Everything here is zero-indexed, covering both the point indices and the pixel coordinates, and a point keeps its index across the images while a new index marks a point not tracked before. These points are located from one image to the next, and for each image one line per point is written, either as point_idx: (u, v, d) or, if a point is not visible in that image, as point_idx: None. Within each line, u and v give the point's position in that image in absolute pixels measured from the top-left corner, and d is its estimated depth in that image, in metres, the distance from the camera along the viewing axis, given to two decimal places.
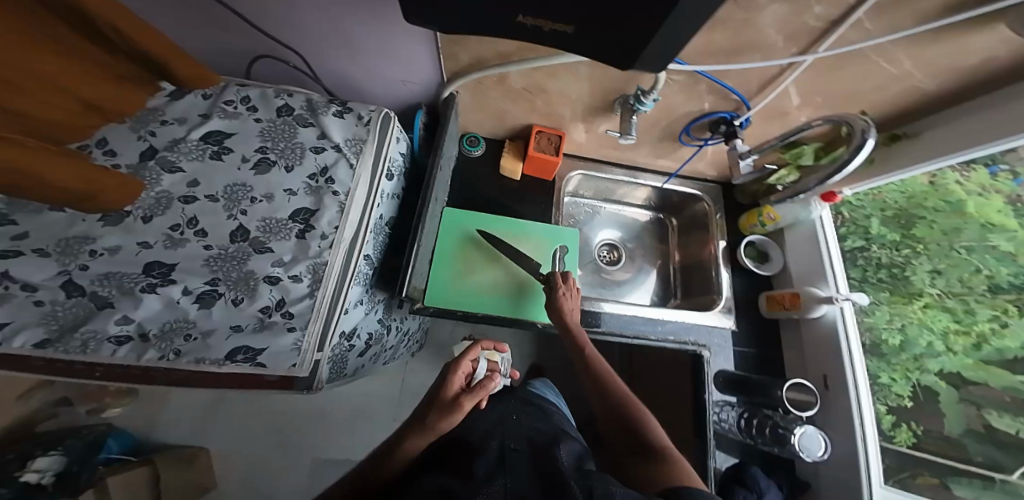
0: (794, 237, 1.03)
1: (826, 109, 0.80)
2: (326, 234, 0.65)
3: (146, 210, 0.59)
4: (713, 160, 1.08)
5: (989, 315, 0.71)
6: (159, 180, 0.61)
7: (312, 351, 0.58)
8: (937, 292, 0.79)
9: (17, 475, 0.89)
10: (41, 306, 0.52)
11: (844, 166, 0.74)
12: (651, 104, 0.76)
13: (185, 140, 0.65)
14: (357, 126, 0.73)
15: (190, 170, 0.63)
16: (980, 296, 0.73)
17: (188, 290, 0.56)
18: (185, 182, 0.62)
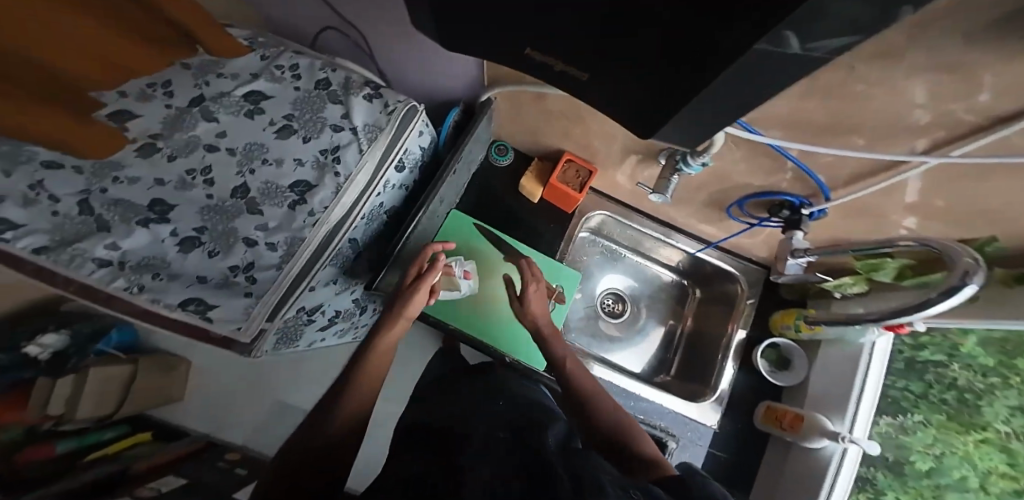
0: (829, 356, 0.92)
1: (934, 231, 0.62)
2: (314, 212, 0.66)
3: (175, 151, 0.64)
4: (764, 241, 0.94)
5: None
6: (193, 128, 0.65)
7: (260, 320, 0.61)
8: (1004, 430, 0.77)
9: (22, 345, 1.09)
10: (56, 216, 0.58)
11: (930, 303, 0.57)
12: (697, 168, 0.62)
13: (230, 94, 0.67)
14: (381, 113, 0.71)
15: (223, 121, 0.66)
16: None
17: (176, 232, 0.62)
18: (216, 132, 0.66)
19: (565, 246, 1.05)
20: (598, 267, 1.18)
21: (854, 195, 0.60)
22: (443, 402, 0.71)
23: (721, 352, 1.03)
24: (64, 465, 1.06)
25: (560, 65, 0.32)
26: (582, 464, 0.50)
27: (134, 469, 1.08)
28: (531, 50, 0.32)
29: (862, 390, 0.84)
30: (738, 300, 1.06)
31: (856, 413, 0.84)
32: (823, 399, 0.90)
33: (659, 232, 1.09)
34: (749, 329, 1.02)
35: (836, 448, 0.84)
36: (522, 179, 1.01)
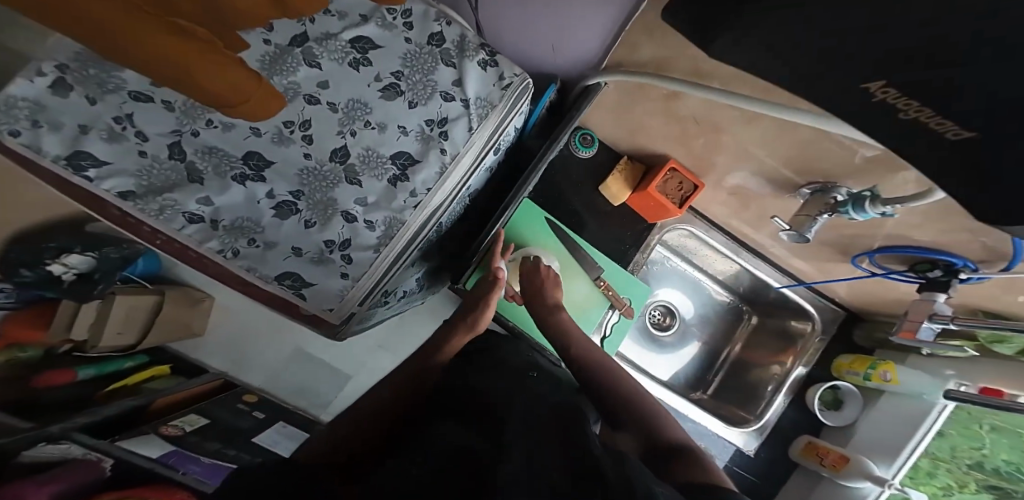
0: (891, 407, 0.90)
1: None
2: (415, 193, 0.59)
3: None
4: (861, 288, 0.89)
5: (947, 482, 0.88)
6: (295, 70, 0.51)
7: (353, 304, 0.61)
8: (932, 455, 0.87)
9: (45, 263, 0.96)
10: (143, 157, 0.50)
11: None
12: (871, 215, 0.61)
13: (336, 37, 0.52)
14: (495, 86, 0.60)
15: (326, 70, 0.53)
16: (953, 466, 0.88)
17: (272, 194, 0.55)
18: (317, 81, 0.52)
19: (638, 257, 1.02)
20: (656, 278, 1.14)
21: None
22: (482, 366, 0.71)
23: (774, 384, 1.03)
24: (81, 391, 1.01)
25: (922, 116, 0.21)
26: (628, 468, 0.46)
27: (154, 405, 1.04)
28: (876, 86, 0.21)
29: (916, 448, 0.83)
30: (799, 338, 1.04)
31: (905, 463, 0.83)
32: (870, 445, 0.89)
33: (726, 247, 1.03)
34: (808, 368, 1.01)
35: (873, 489, 0.84)
36: (608, 180, 0.94)
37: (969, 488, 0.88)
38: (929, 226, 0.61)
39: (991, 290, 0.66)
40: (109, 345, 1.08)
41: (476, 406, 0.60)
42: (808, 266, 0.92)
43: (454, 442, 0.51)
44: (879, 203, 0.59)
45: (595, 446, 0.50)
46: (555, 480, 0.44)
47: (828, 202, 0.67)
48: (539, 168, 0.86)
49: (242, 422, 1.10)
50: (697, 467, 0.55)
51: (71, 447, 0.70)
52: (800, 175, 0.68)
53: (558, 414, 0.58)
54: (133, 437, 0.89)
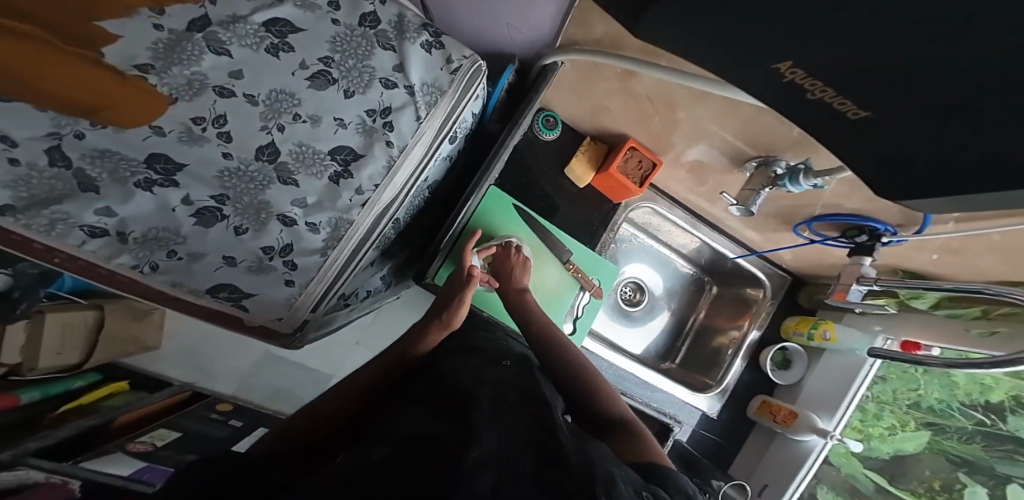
0: (831, 362, 0.98)
1: (998, 274, 0.65)
2: (362, 190, 0.55)
3: (174, 89, 0.42)
4: (804, 255, 0.94)
5: (892, 425, 0.99)
6: (198, 60, 0.42)
7: (305, 310, 0.60)
8: (874, 399, 0.97)
9: None
10: (16, 166, 0.38)
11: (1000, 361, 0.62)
12: (804, 188, 0.64)
13: (246, 19, 0.44)
14: (442, 70, 0.57)
15: (240, 58, 0.44)
16: (899, 408, 0.97)
17: (189, 199, 0.46)
18: (229, 72, 0.44)
19: (606, 237, 1.03)
20: (623, 256, 1.15)
21: (951, 233, 0.59)
22: (453, 351, 0.70)
23: (732, 349, 1.09)
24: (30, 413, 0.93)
25: (826, 97, 0.24)
26: (590, 452, 0.49)
27: (115, 423, 0.99)
28: (785, 67, 0.23)
29: (853, 398, 0.92)
30: (753, 303, 1.10)
31: (844, 416, 0.92)
32: (813, 398, 0.98)
33: (686, 223, 1.06)
34: (762, 330, 1.08)
35: (819, 441, 0.93)
36: (572, 162, 0.94)
37: (910, 426, 0.98)
38: (862, 196, 0.64)
39: (911, 251, 0.71)
40: (49, 366, 0.99)
41: (438, 395, 0.58)
42: (759, 236, 0.96)
43: (418, 430, 0.50)
44: (812, 176, 0.62)
45: (563, 433, 0.51)
46: (520, 469, 0.44)
47: (769, 176, 0.70)
48: (501, 153, 0.82)
49: (216, 430, 1.05)
50: (640, 441, 0.61)
51: (29, 472, 0.65)
52: (752, 148, 0.68)
53: (526, 398, 0.59)
54: (96, 457, 0.84)
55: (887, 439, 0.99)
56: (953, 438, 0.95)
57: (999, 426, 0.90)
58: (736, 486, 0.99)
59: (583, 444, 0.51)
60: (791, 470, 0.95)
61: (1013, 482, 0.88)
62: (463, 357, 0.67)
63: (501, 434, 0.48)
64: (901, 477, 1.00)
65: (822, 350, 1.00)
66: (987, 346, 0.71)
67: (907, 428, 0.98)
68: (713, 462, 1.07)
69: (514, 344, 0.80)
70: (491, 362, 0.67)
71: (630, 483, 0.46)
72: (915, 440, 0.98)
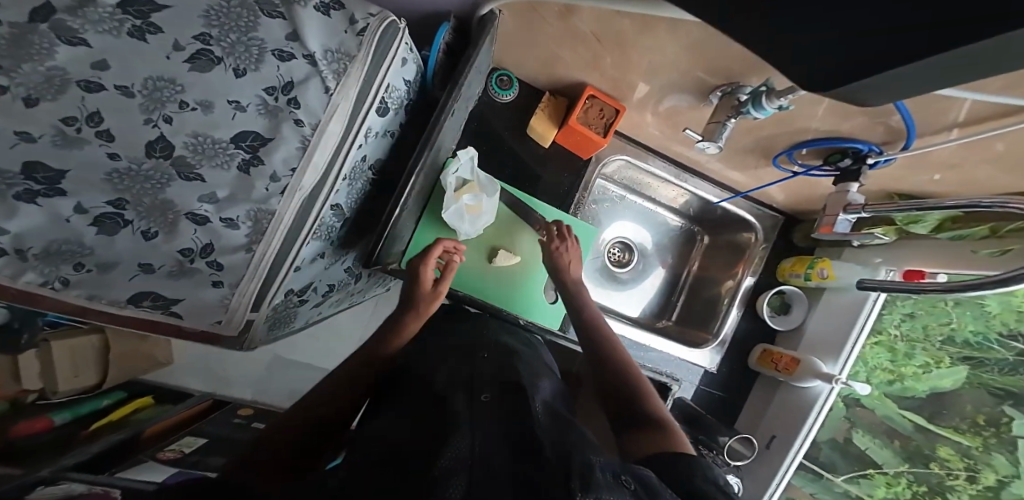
0: (831, 301, 0.91)
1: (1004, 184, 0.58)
2: (277, 177, 0.51)
3: (32, 90, 0.37)
4: (794, 190, 0.87)
5: (923, 362, 0.90)
6: (53, 53, 0.36)
7: (244, 310, 0.59)
8: (896, 333, 0.92)
9: None
10: None
11: (985, 285, 0.55)
12: (770, 112, 0.56)
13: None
14: (347, 33, 0.52)
15: (100, 47, 0.38)
16: (931, 344, 0.89)
17: (82, 208, 0.44)
18: (91, 63, 0.38)
19: (580, 197, 0.96)
20: (606, 215, 1.09)
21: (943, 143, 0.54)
22: (445, 357, 0.64)
23: (727, 298, 1.03)
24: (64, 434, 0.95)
25: None
26: (569, 444, 0.43)
27: (146, 434, 1.02)
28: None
29: (859, 337, 0.84)
30: (746, 248, 1.03)
31: (849, 355, 0.85)
32: (817, 343, 0.91)
33: (669, 174, 1.00)
34: (757, 276, 1.01)
35: (825, 388, 0.87)
36: (533, 121, 0.87)
37: (944, 362, 0.88)
38: (837, 115, 0.57)
39: (902, 171, 0.65)
40: (70, 388, 1.04)
41: (423, 396, 0.55)
42: (742, 176, 0.88)
43: (391, 443, 0.45)
44: (774, 96, 0.54)
45: (541, 427, 0.46)
46: (495, 468, 0.37)
47: (734, 105, 0.62)
48: (443, 121, 0.68)
49: (242, 433, 1.09)
50: (660, 433, 0.58)
51: (71, 486, 0.71)
52: (711, 78, 0.61)
53: (506, 393, 0.54)
54: (131, 467, 0.88)
55: (919, 379, 0.90)
56: (994, 372, 0.84)
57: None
58: (744, 440, 0.92)
59: (564, 436, 0.46)
60: (800, 416, 0.90)
61: None
62: (438, 364, 0.63)
63: (473, 446, 0.39)
64: (942, 414, 0.89)
65: (823, 290, 0.94)
66: (986, 265, 0.64)
67: (946, 367, 0.87)
68: (717, 417, 1.03)
69: (506, 335, 0.77)
70: (468, 357, 0.65)
71: (611, 470, 0.40)
72: (952, 377, 0.87)
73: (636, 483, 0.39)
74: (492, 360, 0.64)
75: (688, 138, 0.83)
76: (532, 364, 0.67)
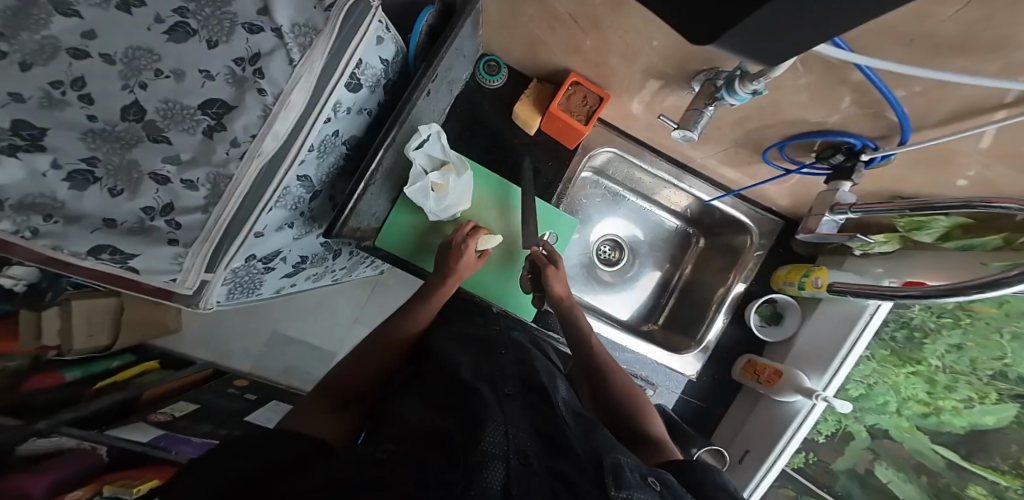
0: (827, 312, 0.84)
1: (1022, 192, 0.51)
2: (239, 142, 0.53)
3: (26, 55, 0.45)
4: (793, 191, 0.81)
5: (965, 397, 0.75)
6: (47, 23, 0.45)
7: (197, 271, 0.56)
8: (937, 364, 0.78)
9: None
10: None
11: (960, 292, 0.50)
12: (744, 98, 0.50)
13: None
14: (316, 9, 0.53)
15: (91, 18, 0.47)
16: (977, 378, 0.73)
17: (57, 164, 0.48)
18: (82, 33, 0.47)
19: (563, 188, 0.94)
20: (598, 211, 1.07)
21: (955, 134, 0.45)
22: (473, 347, 0.69)
23: (716, 304, 0.97)
24: (71, 391, 1.04)
25: None
26: (595, 445, 0.49)
27: (143, 398, 1.10)
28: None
29: (852, 350, 0.77)
30: (742, 253, 0.96)
31: (838, 370, 0.78)
32: (806, 354, 0.84)
33: (669, 174, 0.95)
34: (749, 282, 0.95)
35: (806, 404, 0.80)
36: (517, 106, 0.85)
37: (991, 398, 0.72)
38: (825, 105, 0.52)
39: (898, 172, 0.59)
40: (84, 347, 1.11)
41: (443, 385, 0.58)
42: (735, 173, 0.83)
43: (428, 424, 0.47)
44: (747, 81, 0.48)
45: (568, 428, 0.51)
46: (530, 460, 0.42)
47: (712, 92, 0.57)
48: (416, 97, 0.67)
49: (232, 403, 1.15)
50: (647, 444, 0.64)
51: (62, 439, 0.83)
52: (689, 64, 0.58)
53: (523, 394, 0.58)
54: (124, 426, 0.97)
55: (959, 414, 0.76)
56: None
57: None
58: (713, 452, 0.90)
59: (591, 439, 0.51)
60: (777, 429, 0.84)
61: None
62: (461, 353, 0.67)
63: (510, 436, 0.45)
64: (980, 452, 0.75)
65: (819, 301, 0.86)
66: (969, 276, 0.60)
67: (991, 404, 0.72)
68: (696, 427, 0.99)
69: (518, 335, 0.80)
70: (488, 350, 0.69)
71: (637, 470, 0.46)
72: (998, 415, 0.72)
73: (659, 484, 0.45)
74: (512, 357, 0.68)
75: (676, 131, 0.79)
76: (546, 366, 0.71)
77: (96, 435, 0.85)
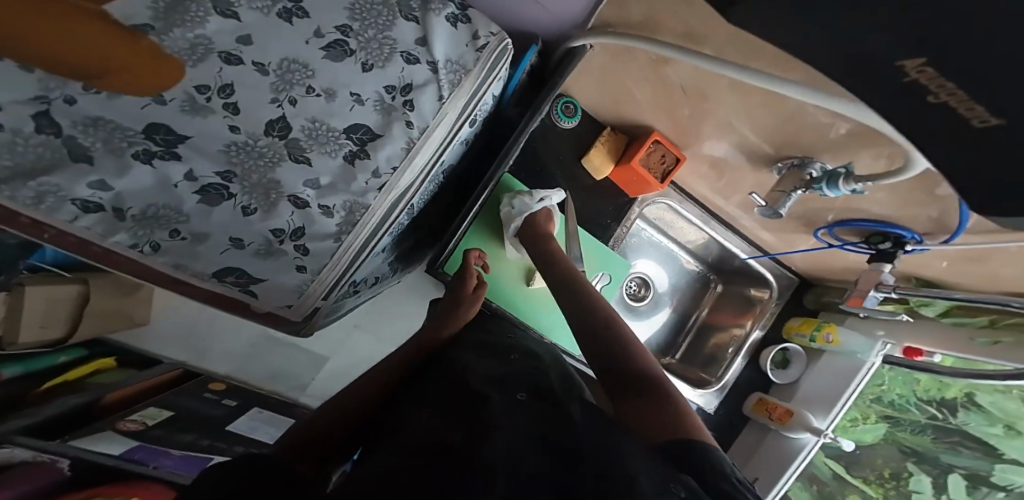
0: (830, 363, 0.97)
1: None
2: (379, 173, 0.51)
3: (176, 53, 0.38)
4: (820, 260, 0.92)
5: (855, 418, 0.98)
6: (203, 22, 0.39)
7: (314, 299, 0.58)
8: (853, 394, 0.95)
9: None
10: None
11: None
12: (842, 192, 0.60)
13: None
14: (467, 47, 0.53)
15: (249, 22, 0.41)
16: (867, 401, 0.97)
17: (192, 175, 0.43)
18: (236, 35, 0.40)
19: (620, 231, 0.95)
20: (633, 250, 1.09)
21: (992, 243, 0.57)
22: (480, 352, 0.62)
23: (734, 347, 1.08)
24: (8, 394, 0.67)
25: (952, 99, 0.19)
26: (609, 440, 0.39)
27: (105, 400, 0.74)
28: (913, 64, 0.18)
29: (850, 397, 0.92)
30: (758, 303, 1.09)
31: (838, 415, 0.93)
32: (808, 399, 0.98)
33: (698, 218, 1.01)
34: (765, 330, 1.07)
35: (811, 440, 0.94)
36: (591, 152, 0.85)
37: (870, 419, 0.98)
38: (897, 200, 0.63)
39: (930, 258, 0.71)
40: (27, 344, 0.71)
41: (456, 394, 0.50)
42: (773, 237, 0.94)
43: (430, 437, 0.41)
44: (852, 180, 0.58)
45: (582, 426, 0.42)
46: (539, 472, 0.35)
47: (802, 178, 0.67)
48: (518, 144, 0.81)
49: (210, 408, 0.82)
50: (661, 406, 0.50)
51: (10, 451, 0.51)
52: (780, 149, 0.66)
53: (540, 396, 0.49)
54: (89, 435, 0.65)
55: (850, 431, 0.98)
56: (907, 431, 0.97)
57: (949, 420, 0.92)
58: None
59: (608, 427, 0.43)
60: (784, 463, 0.96)
61: (955, 472, 0.93)
62: (470, 354, 0.61)
63: (509, 449, 0.37)
64: (856, 466, 1.01)
65: (822, 351, 1.00)
66: (973, 351, 0.75)
67: (869, 422, 0.98)
68: None
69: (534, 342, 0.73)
70: (499, 355, 0.61)
71: (660, 477, 0.36)
72: (873, 432, 0.99)
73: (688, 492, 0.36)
74: (525, 363, 0.59)
75: (734, 195, 0.87)
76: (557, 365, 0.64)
77: (59, 444, 0.55)
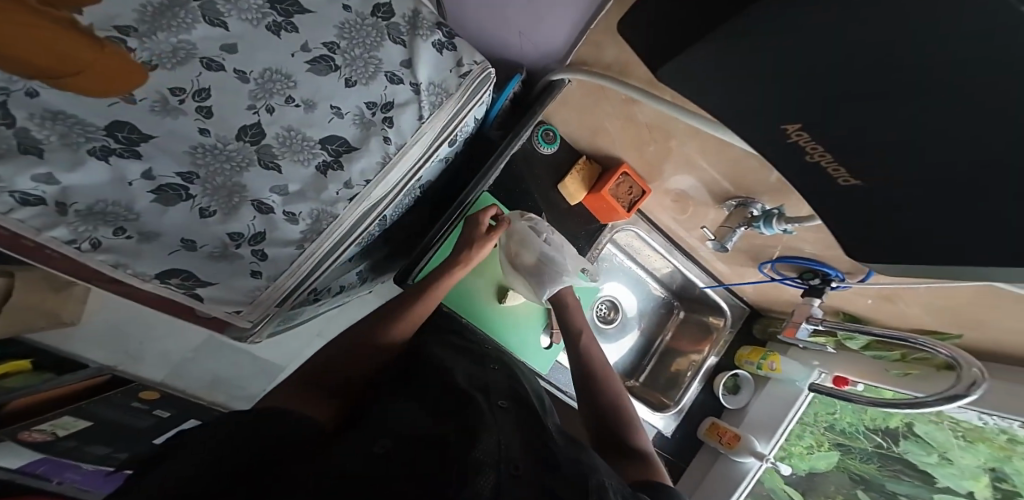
0: (774, 390, 1.04)
1: (938, 325, 0.72)
2: (351, 184, 0.52)
3: (155, 55, 0.38)
4: (768, 293, 1.00)
5: (808, 443, 1.03)
6: (189, 29, 0.40)
7: (266, 306, 0.55)
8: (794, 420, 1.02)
9: None
10: None
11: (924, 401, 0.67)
12: (775, 231, 0.68)
13: None
14: (451, 72, 0.55)
15: (237, 32, 0.42)
16: (815, 427, 1.03)
17: (150, 174, 0.42)
18: (222, 44, 0.41)
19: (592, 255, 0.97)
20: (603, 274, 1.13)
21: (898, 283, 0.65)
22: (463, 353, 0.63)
23: (691, 371, 1.13)
24: None
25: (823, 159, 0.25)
26: (584, 457, 0.46)
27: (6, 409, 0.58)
28: (791, 126, 0.25)
29: (789, 424, 0.99)
30: (714, 330, 1.15)
31: (779, 440, 0.99)
32: (754, 424, 1.04)
33: (662, 247, 1.07)
34: (719, 356, 1.13)
35: (755, 464, 0.99)
36: (567, 179, 0.86)
37: (824, 446, 1.03)
38: (828, 243, 0.70)
39: (857, 297, 0.79)
40: None
41: (447, 392, 0.52)
42: (727, 268, 1.01)
43: (418, 431, 0.46)
44: (784, 220, 0.66)
45: (556, 442, 0.48)
46: (521, 470, 0.41)
47: (746, 216, 0.74)
48: (500, 163, 0.84)
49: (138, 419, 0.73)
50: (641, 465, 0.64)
51: None
52: (736, 188, 0.71)
53: (521, 405, 0.53)
54: None
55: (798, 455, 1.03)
56: (857, 458, 1.00)
57: (893, 449, 0.95)
58: None
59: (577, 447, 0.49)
60: (730, 486, 1.00)
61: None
62: (441, 354, 0.62)
63: (503, 447, 0.42)
64: (813, 492, 1.03)
65: (767, 379, 1.06)
66: (884, 379, 0.83)
67: (824, 449, 1.03)
68: None
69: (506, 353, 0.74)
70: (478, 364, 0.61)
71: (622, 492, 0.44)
72: (828, 459, 1.03)
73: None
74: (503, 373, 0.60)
75: (696, 229, 0.92)
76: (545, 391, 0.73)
77: None
